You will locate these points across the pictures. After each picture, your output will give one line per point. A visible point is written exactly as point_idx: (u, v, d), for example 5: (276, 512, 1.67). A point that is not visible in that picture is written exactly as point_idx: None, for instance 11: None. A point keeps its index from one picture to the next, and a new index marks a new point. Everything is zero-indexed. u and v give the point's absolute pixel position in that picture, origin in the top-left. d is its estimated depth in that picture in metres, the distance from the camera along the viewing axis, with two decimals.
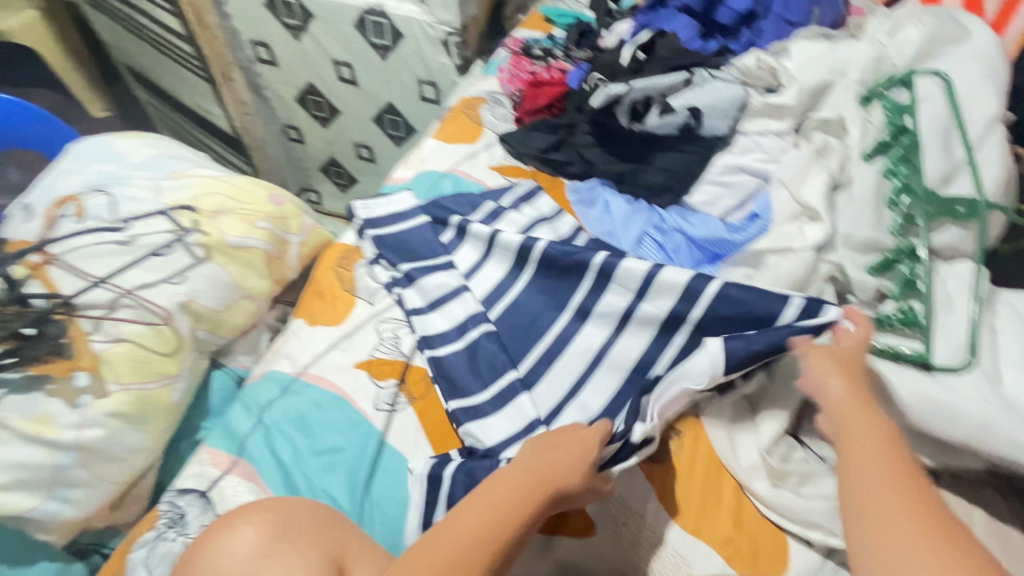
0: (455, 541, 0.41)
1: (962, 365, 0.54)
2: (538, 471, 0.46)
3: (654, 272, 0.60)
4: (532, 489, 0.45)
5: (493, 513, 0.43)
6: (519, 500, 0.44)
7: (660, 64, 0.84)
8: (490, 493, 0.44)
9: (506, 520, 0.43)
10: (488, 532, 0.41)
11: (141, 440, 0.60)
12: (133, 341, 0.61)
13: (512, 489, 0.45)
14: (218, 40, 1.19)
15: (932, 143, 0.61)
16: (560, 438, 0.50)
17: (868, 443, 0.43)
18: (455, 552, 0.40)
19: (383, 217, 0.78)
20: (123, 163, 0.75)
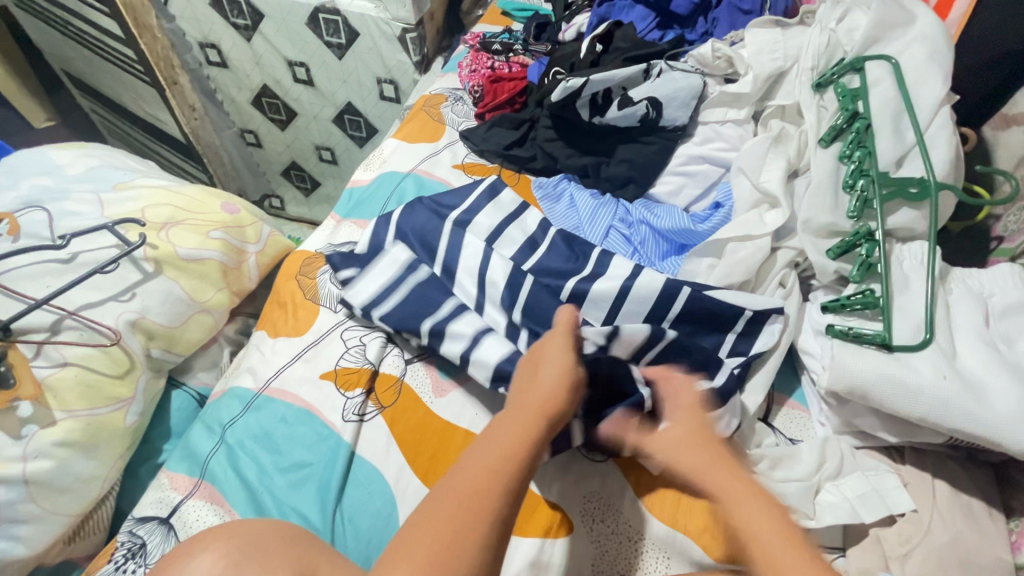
0: (469, 475, 0.37)
1: (919, 343, 0.55)
2: (532, 401, 0.45)
3: (628, 286, 0.63)
4: (525, 426, 0.43)
5: (502, 438, 0.41)
6: (520, 430, 0.42)
7: (618, 55, 0.83)
8: (490, 430, 0.42)
9: (516, 446, 0.40)
10: (503, 462, 0.39)
11: (94, 468, 0.57)
12: (80, 364, 0.58)
13: (505, 431, 0.42)
14: (161, 43, 1.14)
15: (883, 126, 0.63)
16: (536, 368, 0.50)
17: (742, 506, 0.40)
18: (475, 483, 0.37)
19: (371, 288, 0.68)
20: (60, 176, 0.70)
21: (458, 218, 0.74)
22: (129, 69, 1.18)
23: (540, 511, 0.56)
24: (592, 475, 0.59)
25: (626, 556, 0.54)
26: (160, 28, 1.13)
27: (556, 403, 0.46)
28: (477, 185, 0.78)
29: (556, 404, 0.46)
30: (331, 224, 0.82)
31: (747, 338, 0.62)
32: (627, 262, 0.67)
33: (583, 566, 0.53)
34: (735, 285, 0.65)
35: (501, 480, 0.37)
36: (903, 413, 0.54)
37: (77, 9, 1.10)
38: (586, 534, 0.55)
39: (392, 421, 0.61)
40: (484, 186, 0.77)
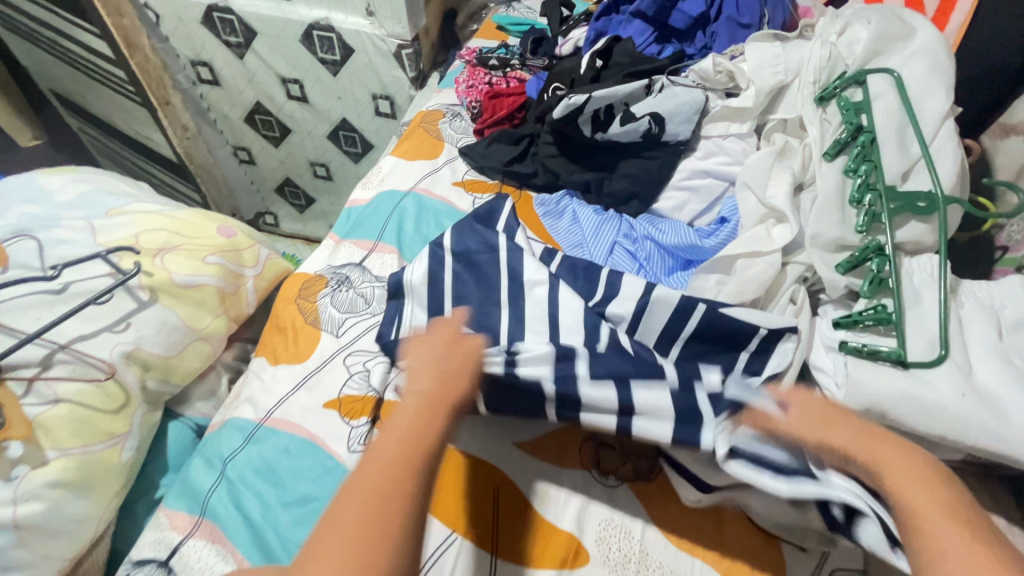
0: (376, 475, 0.39)
1: (934, 360, 0.54)
2: (433, 391, 0.46)
3: (644, 303, 0.62)
4: (421, 429, 0.42)
5: (402, 431, 0.42)
6: (421, 422, 0.43)
7: (619, 70, 0.83)
8: (393, 425, 0.43)
9: (418, 443, 0.41)
10: (409, 460, 0.40)
11: (89, 508, 0.55)
12: (73, 400, 0.55)
13: (405, 425, 0.43)
14: (151, 63, 1.12)
15: (887, 140, 0.63)
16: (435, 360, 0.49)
17: (904, 498, 0.40)
18: (384, 486, 0.39)
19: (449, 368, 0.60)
20: (50, 203, 0.68)
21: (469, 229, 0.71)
22: (120, 91, 1.17)
23: (552, 542, 0.55)
24: (605, 502, 0.57)
25: None
26: (151, 48, 1.11)
27: (458, 387, 0.47)
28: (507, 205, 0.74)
29: (455, 393, 0.46)
30: (330, 245, 0.80)
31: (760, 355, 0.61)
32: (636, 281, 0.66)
33: None
34: (745, 302, 0.64)
35: (410, 477, 0.40)
36: (920, 432, 0.53)
37: (66, 30, 1.09)
38: (603, 564, 0.54)
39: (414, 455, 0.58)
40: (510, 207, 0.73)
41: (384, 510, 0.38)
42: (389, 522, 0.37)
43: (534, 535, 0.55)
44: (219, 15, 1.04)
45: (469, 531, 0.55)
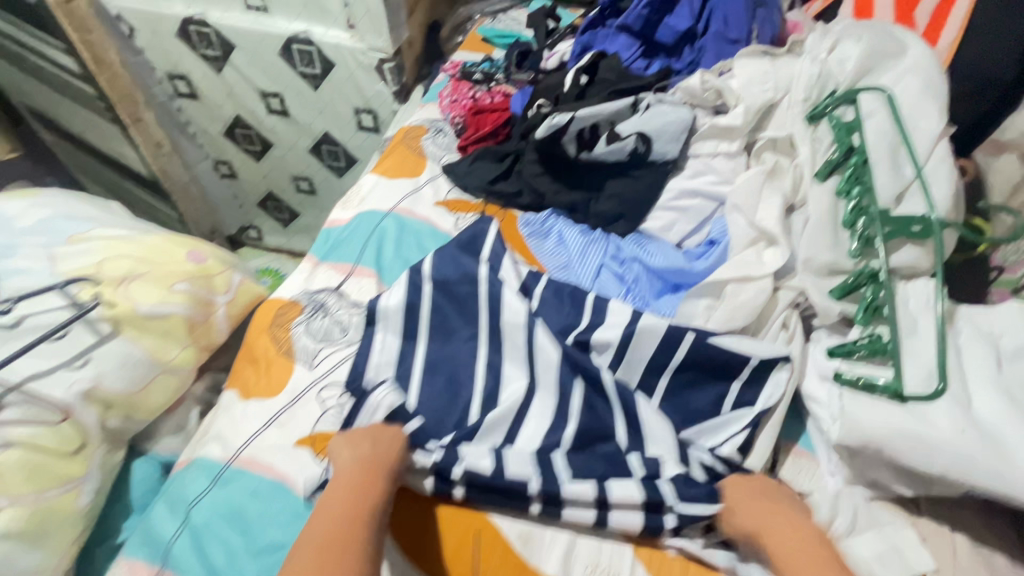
0: (307, 555, 0.44)
1: (932, 393, 0.52)
2: (361, 466, 0.50)
3: (631, 330, 0.60)
4: (349, 508, 0.47)
5: (329, 512, 0.47)
6: (348, 502, 0.48)
7: (604, 86, 0.81)
8: (321, 508, 0.48)
9: (343, 520, 0.46)
10: (338, 537, 0.45)
11: (42, 560, 0.52)
12: (25, 444, 0.52)
13: (332, 507, 0.48)
14: (122, 79, 1.10)
15: (881, 161, 0.61)
16: (362, 439, 0.53)
17: None
18: (317, 560, 0.43)
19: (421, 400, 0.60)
20: (9, 230, 0.65)
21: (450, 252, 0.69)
22: (89, 107, 1.15)
23: None
24: (590, 545, 0.54)
25: None
26: (121, 63, 1.09)
27: (385, 461, 0.52)
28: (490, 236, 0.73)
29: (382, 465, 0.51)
30: (306, 269, 0.77)
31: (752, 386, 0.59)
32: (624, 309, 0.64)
33: None
34: (736, 329, 0.62)
35: (343, 551, 0.44)
36: (920, 469, 0.51)
37: (34, 45, 1.06)
38: None
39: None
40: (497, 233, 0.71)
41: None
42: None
43: None
44: (195, 28, 1.01)
45: None
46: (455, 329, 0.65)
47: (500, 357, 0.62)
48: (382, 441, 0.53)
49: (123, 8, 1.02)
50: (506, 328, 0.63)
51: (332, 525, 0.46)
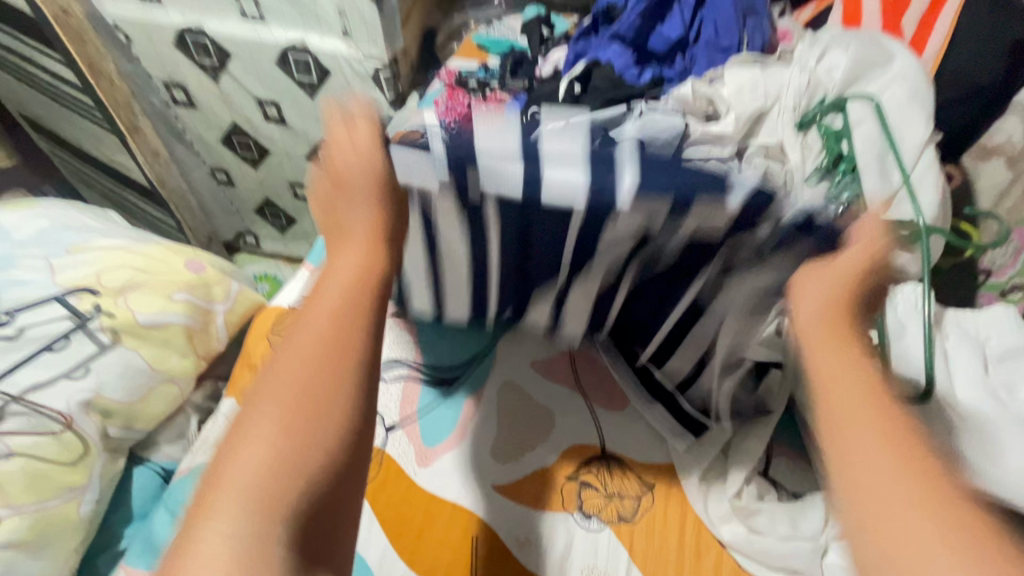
0: (296, 373, 0.37)
1: (919, 391, 0.55)
2: (356, 279, 0.43)
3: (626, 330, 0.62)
4: (329, 343, 0.39)
5: (308, 334, 0.39)
6: (330, 328, 0.39)
7: (597, 95, 0.81)
8: (293, 340, 0.39)
9: (330, 346, 0.38)
10: (325, 364, 0.37)
11: (43, 569, 0.52)
12: (27, 454, 0.53)
13: (309, 335, 0.39)
14: (120, 89, 1.10)
15: (870, 168, 0.62)
16: (353, 204, 0.51)
17: (856, 431, 0.40)
18: (306, 383, 0.37)
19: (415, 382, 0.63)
20: (7, 241, 0.65)
21: None
22: (88, 117, 1.15)
23: None
24: (583, 546, 0.56)
25: None
26: (117, 73, 1.09)
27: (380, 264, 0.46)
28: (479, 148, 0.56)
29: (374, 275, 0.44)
30: (305, 275, 0.78)
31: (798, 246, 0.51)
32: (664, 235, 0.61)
33: None
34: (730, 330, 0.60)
35: (335, 371, 0.37)
36: None
37: (32, 57, 1.07)
38: None
39: (389, 492, 0.59)
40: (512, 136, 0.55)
41: (316, 393, 0.36)
42: (332, 385, 0.37)
43: None
44: (192, 38, 1.01)
45: None
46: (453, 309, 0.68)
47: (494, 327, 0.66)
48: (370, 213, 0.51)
49: (118, 17, 1.00)
50: None
51: (329, 333, 0.39)
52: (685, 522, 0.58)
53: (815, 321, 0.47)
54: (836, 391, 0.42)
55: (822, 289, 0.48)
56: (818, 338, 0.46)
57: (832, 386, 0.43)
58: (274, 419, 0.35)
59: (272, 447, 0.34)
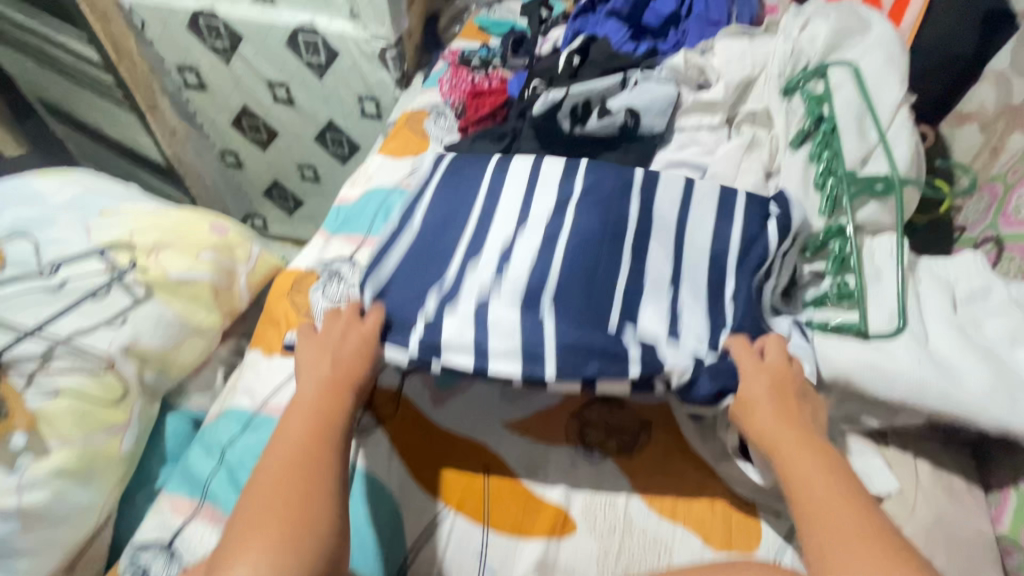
0: (279, 471, 0.46)
1: (893, 331, 0.58)
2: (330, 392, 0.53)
3: None
4: (307, 449, 0.48)
5: (290, 440, 0.49)
6: (308, 439, 0.49)
7: (593, 68, 0.86)
8: (279, 441, 0.49)
9: (307, 448, 0.48)
10: (306, 465, 0.47)
11: (91, 497, 0.57)
12: (73, 393, 0.57)
13: (290, 442, 0.48)
14: (139, 68, 1.15)
15: (848, 127, 0.66)
16: (324, 356, 0.56)
17: (815, 501, 0.44)
18: (285, 477, 0.46)
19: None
20: (45, 204, 0.70)
21: None
22: (108, 96, 1.21)
23: (546, 513, 0.59)
24: (589, 475, 0.61)
25: (630, 550, 0.57)
26: (138, 53, 1.14)
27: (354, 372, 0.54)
28: (427, 288, 0.58)
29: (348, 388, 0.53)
30: (319, 242, 0.82)
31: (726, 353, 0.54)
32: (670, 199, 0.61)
33: (589, 563, 0.56)
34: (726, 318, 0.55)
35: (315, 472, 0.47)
36: (883, 397, 0.56)
37: (55, 37, 1.12)
38: (589, 530, 0.58)
39: (406, 431, 0.63)
40: (476, 212, 0.63)
41: (298, 491, 0.45)
42: (313, 485, 0.46)
43: (524, 508, 0.59)
44: (204, 21, 1.06)
45: (460, 507, 0.59)
46: None
47: None
48: (344, 361, 0.55)
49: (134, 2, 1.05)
50: None
51: (305, 445, 0.48)
52: (686, 455, 0.62)
53: (771, 407, 0.50)
54: (811, 488, 0.45)
55: (767, 384, 0.51)
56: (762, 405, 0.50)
57: (800, 478, 0.46)
58: (267, 542, 0.42)
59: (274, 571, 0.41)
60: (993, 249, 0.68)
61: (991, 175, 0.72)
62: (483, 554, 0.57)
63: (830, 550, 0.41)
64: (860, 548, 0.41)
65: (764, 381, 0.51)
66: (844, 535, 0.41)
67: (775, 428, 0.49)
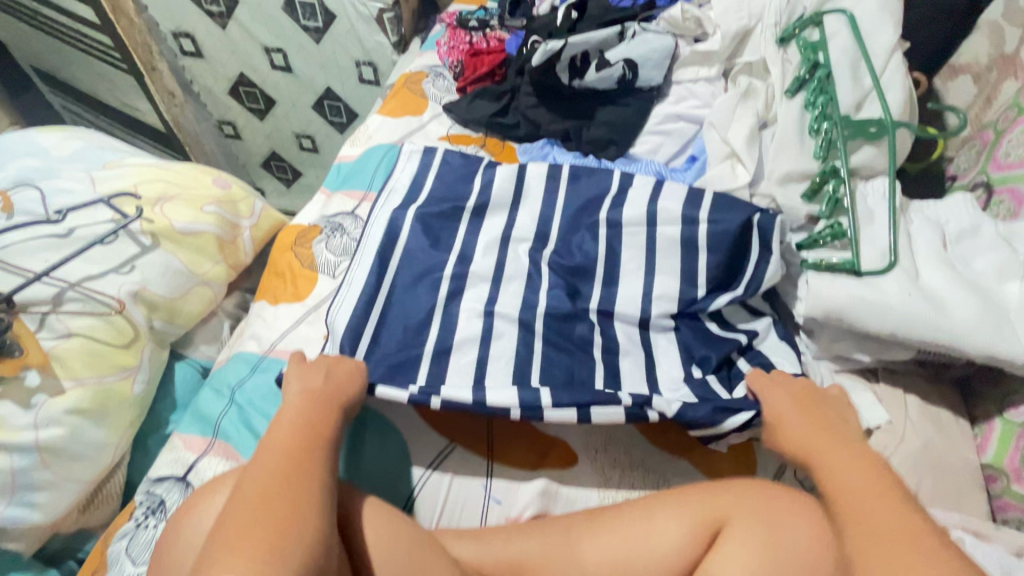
0: (266, 472, 0.43)
1: (885, 267, 0.60)
2: (319, 405, 0.51)
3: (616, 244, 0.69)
4: (295, 454, 0.45)
5: (276, 446, 0.46)
6: (295, 446, 0.46)
7: (592, 21, 0.87)
8: (264, 448, 0.46)
9: (294, 453, 0.45)
10: (295, 468, 0.44)
11: (106, 436, 0.58)
12: (85, 334, 0.58)
13: (278, 448, 0.45)
14: (137, 28, 1.14)
15: (842, 74, 0.67)
16: (315, 371, 0.54)
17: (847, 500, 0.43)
18: (272, 478, 0.42)
19: (401, 271, 0.68)
20: (49, 157, 0.71)
21: (464, 176, 0.78)
22: (106, 59, 1.20)
23: (551, 450, 0.61)
24: None
25: (630, 481, 0.59)
26: (136, 13, 1.13)
27: (344, 394, 0.53)
28: (422, 323, 0.64)
29: (340, 403, 0.52)
30: (321, 199, 0.83)
31: (711, 362, 0.61)
32: (639, 236, 0.69)
33: (591, 492, 0.58)
34: (704, 311, 0.65)
35: (305, 476, 0.43)
36: (873, 330, 0.58)
37: None
38: (592, 464, 0.60)
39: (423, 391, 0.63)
40: (462, 226, 0.73)
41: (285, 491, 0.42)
42: (301, 485, 0.43)
43: (531, 444, 0.61)
44: None
45: (467, 445, 0.61)
46: (455, 222, 0.73)
47: (506, 226, 0.73)
48: (336, 376, 0.54)
49: None
50: (484, 232, 0.72)
51: (290, 452, 0.45)
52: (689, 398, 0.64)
53: (796, 417, 0.52)
54: (842, 482, 0.44)
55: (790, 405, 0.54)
56: (792, 419, 0.52)
57: (828, 471, 0.46)
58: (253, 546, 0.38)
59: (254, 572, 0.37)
60: (984, 193, 0.69)
61: (984, 122, 0.72)
62: (488, 485, 0.59)
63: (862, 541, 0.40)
64: (886, 537, 0.39)
65: (787, 402, 0.54)
66: (873, 519, 0.40)
67: (804, 435, 0.50)
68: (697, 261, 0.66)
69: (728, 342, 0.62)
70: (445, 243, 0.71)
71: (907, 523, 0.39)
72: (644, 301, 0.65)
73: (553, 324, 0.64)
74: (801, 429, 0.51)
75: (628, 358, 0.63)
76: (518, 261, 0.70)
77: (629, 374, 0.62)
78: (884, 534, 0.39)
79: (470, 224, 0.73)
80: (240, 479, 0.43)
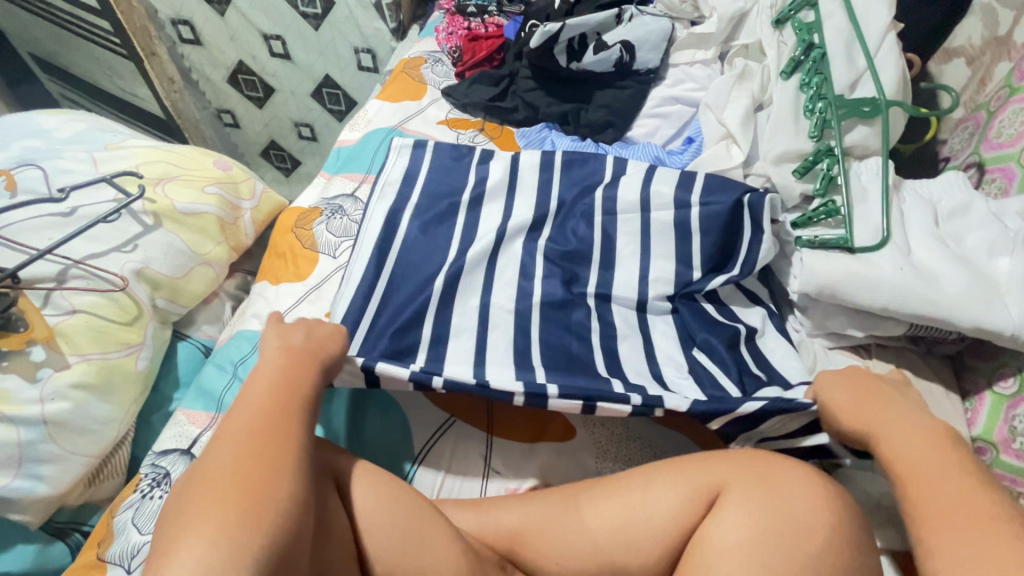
0: (246, 423, 0.43)
1: (877, 243, 0.61)
2: (297, 363, 0.50)
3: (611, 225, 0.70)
4: (274, 407, 0.45)
5: (255, 399, 0.45)
6: (274, 399, 0.45)
7: (590, 5, 0.88)
8: (242, 401, 0.45)
9: (273, 406, 0.45)
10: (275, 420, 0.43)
11: (110, 411, 0.59)
12: (88, 311, 0.59)
13: (257, 401, 0.45)
14: (136, 12, 1.14)
15: (836, 54, 0.68)
16: (294, 331, 0.55)
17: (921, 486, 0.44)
18: (254, 428, 0.42)
19: (400, 251, 0.69)
20: (51, 138, 0.71)
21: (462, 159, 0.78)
22: (105, 44, 1.20)
23: (549, 424, 0.62)
24: None
25: (625, 453, 0.60)
26: None
27: (321, 354, 0.53)
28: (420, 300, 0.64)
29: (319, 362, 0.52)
30: (321, 182, 0.84)
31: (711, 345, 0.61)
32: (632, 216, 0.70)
33: (587, 464, 0.60)
34: (699, 291, 0.65)
35: (287, 428, 0.43)
36: (867, 305, 0.59)
37: None
38: (589, 437, 0.61)
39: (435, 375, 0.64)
40: (461, 206, 0.73)
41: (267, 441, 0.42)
42: (281, 436, 0.42)
43: (530, 419, 0.63)
44: None
45: (468, 420, 0.62)
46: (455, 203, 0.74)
47: (504, 208, 0.73)
48: (317, 337, 0.55)
49: None
50: (483, 215, 0.73)
51: (269, 405, 0.45)
52: None
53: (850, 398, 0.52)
54: (913, 465, 0.46)
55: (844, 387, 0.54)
56: (847, 398, 0.52)
57: (897, 451, 0.47)
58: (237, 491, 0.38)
59: (232, 521, 0.36)
60: (976, 173, 0.70)
61: (977, 104, 0.73)
62: (488, 457, 0.60)
63: (943, 527, 0.42)
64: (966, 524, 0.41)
65: (841, 386, 0.54)
66: (953, 508, 0.42)
67: (863, 416, 0.51)
68: (690, 242, 0.67)
69: (724, 323, 0.63)
70: (444, 224, 0.72)
71: (982, 509, 0.42)
72: (640, 280, 0.67)
73: (551, 301, 0.65)
74: (857, 411, 0.51)
75: (625, 335, 0.64)
76: (517, 241, 0.70)
77: (625, 350, 0.63)
78: (964, 522, 0.41)
79: (470, 205, 0.74)
80: (219, 431, 0.43)
